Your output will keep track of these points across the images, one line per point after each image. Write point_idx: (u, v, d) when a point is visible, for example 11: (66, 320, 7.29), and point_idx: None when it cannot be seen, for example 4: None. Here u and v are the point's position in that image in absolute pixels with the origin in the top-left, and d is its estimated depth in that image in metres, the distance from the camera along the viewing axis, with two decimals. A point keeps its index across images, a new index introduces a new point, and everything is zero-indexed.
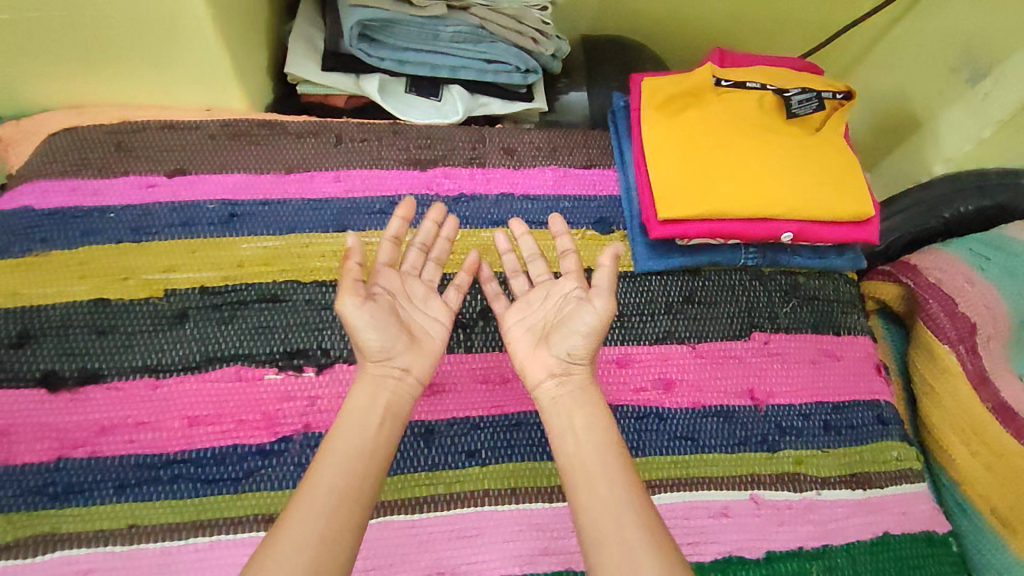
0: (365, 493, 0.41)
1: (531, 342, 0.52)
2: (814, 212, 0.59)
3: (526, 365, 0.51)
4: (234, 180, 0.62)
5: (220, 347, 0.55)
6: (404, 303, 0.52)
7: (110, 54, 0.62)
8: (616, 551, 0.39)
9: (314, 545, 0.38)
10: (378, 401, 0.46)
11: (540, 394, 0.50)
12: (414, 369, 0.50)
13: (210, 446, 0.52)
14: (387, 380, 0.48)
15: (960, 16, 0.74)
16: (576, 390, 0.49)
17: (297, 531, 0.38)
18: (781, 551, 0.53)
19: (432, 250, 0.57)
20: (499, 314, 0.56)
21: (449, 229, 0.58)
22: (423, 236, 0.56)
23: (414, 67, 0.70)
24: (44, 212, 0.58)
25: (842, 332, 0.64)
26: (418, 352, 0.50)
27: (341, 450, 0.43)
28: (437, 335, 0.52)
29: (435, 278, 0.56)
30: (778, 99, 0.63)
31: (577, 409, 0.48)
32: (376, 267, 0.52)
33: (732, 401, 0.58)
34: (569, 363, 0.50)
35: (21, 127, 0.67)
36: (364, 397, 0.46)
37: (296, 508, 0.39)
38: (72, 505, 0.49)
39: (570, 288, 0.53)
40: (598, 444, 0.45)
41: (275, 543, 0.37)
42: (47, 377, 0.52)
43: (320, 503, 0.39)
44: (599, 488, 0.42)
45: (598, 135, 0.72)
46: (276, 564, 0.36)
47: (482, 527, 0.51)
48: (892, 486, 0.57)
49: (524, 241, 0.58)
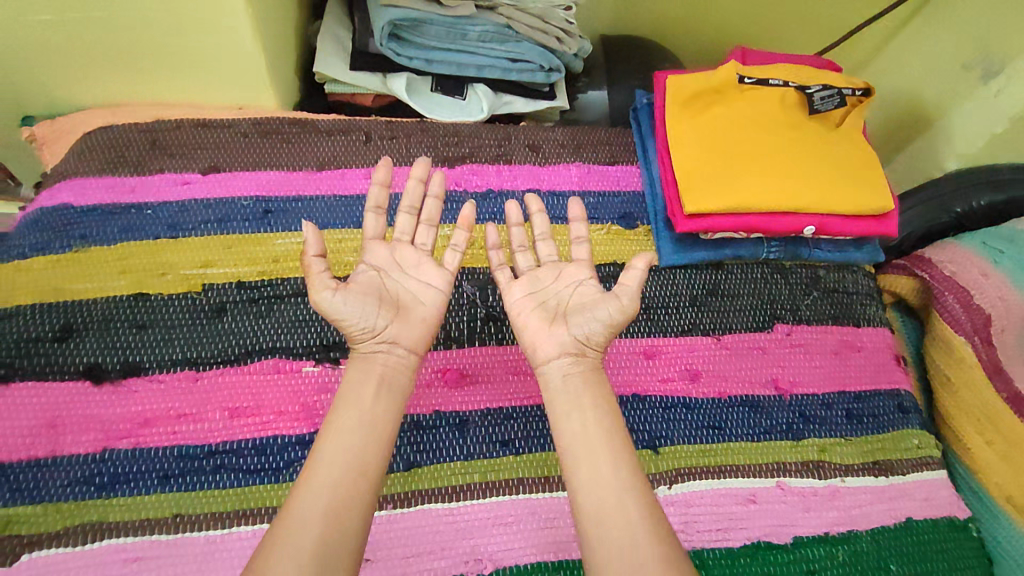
0: (368, 473, 0.42)
1: (542, 319, 0.50)
2: (834, 206, 0.61)
3: (534, 341, 0.50)
4: (267, 177, 0.64)
5: (258, 340, 0.56)
6: (394, 274, 0.51)
7: (147, 54, 0.64)
8: (617, 527, 0.39)
9: (319, 523, 0.38)
10: (372, 377, 0.46)
11: (548, 369, 0.49)
12: (402, 339, 0.49)
13: (252, 436, 0.53)
14: (376, 355, 0.47)
15: (971, 15, 0.76)
16: (589, 371, 0.48)
17: (302, 510, 0.39)
18: (808, 536, 0.54)
19: (421, 212, 0.55)
20: (502, 286, 0.53)
21: (437, 187, 0.55)
22: (410, 198, 0.54)
23: (441, 66, 0.71)
24: (84, 209, 0.60)
25: (862, 324, 0.65)
26: (404, 321, 0.49)
27: (341, 429, 0.43)
28: (429, 301, 0.51)
29: (429, 242, 0.54)
30: (800, 96, 0.65)
31: (584, 386, 0.47)
32: (365, 242, 0.52)
33: (757, 391, 0.60)
34: (583, 345, 0.49)
35: (57, 126, 0.68)
36: (359, 374, 0.46)
37: (301, 489, 0.40)
38: (119, 496, 0.50)
39: (582, 277, 0.53)
40: (600, 419, 0.45)
41: (283, 522, 0.38)
42: (91, 370, 0.53)
43: (322, 482, 0.40)
44: (600, 463, 0.43)
45: (620, 132, 0.74)
46: (283, 543, 0.37)
47: (516, 515, 0.52)
48: (914, 473, 0.59)
49: (537, 220, 0.56)
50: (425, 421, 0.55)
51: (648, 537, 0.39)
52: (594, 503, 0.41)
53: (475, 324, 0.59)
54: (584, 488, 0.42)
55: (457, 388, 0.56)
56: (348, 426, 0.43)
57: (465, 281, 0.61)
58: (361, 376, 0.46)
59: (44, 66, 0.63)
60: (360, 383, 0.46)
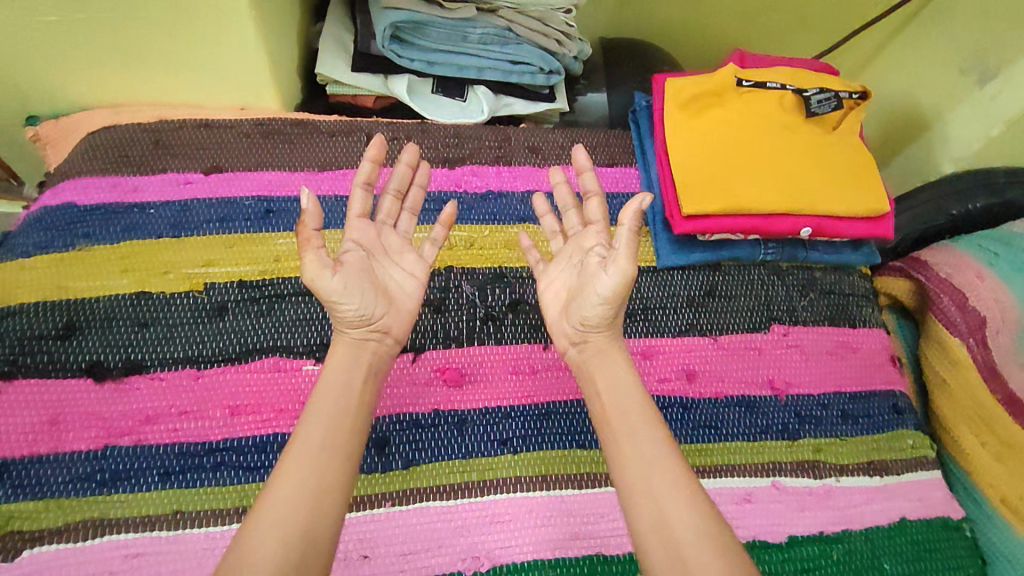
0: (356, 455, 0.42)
1: (559, 306, 0.53)
2: (831, 207, 0.61)
3: (553, 328, 0.54)
4: (269, 177, 0.65)
5: (259, 338, 0.57)
6: (381, 259, 0.51)
7: (151, 55, 0.64)
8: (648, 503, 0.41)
9: (310, 502, 0.38)
10: (358, 361, 0.47)
11: (569, 358, 0.52)
12: (392, 328, 0.50)
13: (252, 434, 0.53)
14: (366, 344, 0.48)
15: (968, 19, 0.77)
16: (598, 355, 0.50)
17: (290, 489, 0.39)
18: (803, 536, 0.54)
19: (407, 196, 0.56)
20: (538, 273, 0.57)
21: (421, 174, 0.57)
22: (396, 182, 0.55)
23: (442, 68, 0.72)
24: (87, 208, 0.61)
25: (857, 325, 0.66)
26: (395, 311, 0.50)
27: (329, 408, 0.43)
28: (414, 292, 0.52)
29: (411, 229, 0.55)
30: (797, 99, 0.65)
31: (604, 369, 0.49)
32: (348, 219, 0.51)
33: (753, 391, 0.60)
34: (584, 329, 0.50)
35: (61, 126, 0.69)
36: (345, 358, 0.47)
37: (285, 466, 0.40)
38: (120, 492, 0.50)
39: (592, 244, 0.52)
40: (625, 397, 0.46)
41: (268, 501, 0.38)
42: (93, 368, 0.54)
43: (311, 461, 0.40)
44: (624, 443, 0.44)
45: (619, 134, 0.74)
46: (267, 524, 0.37)
47: (514, 513, 0.52)
48: (907, 473, 0.59)
49: (560, 190, 0.56)
50: (424, 420, 0.55)
51: (676, 512, 0.40)
52: (628, 486, 0.42)
53: (474, 324, 0.59)
54: (619, 470, 0.43)
55: (456, 387, 0.57)
56: (327, 408, 0.43)
57: (464, 281, 0.61)
58: (346, 363, 0.47)
59: (49, 66, 0.64)
60: (346, 367, 0.46)
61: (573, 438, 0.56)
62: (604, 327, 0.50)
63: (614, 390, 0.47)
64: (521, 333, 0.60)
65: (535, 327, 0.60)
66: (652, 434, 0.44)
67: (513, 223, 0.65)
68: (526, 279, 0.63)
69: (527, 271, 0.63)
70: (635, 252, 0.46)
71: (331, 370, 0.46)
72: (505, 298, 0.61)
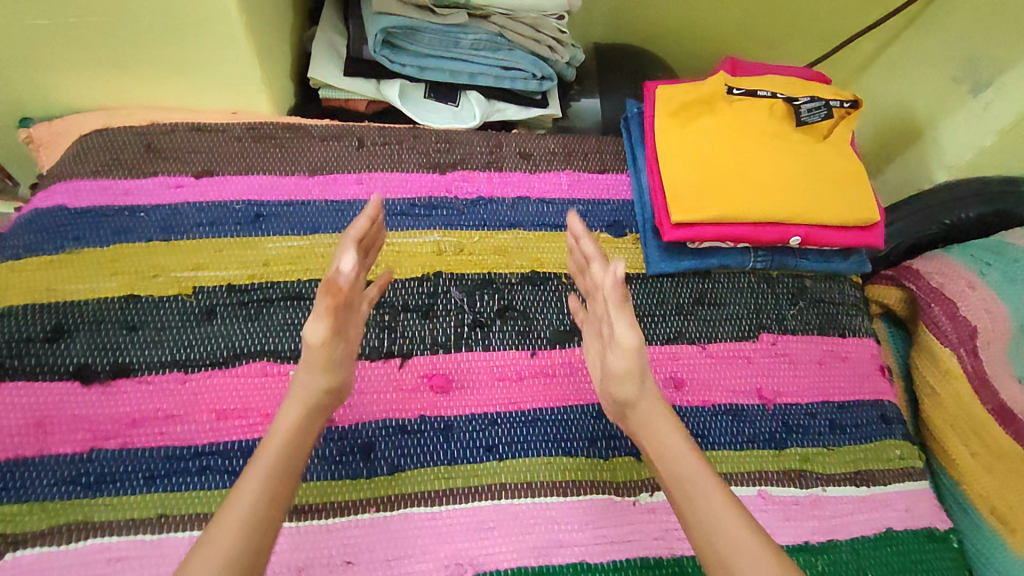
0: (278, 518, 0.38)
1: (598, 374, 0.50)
2: (820, 216, 0.61)
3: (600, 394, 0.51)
4: (260, 181, 0.65)
5: (247, 343, 0.57)
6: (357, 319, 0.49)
7: (145, 58, 0.65)
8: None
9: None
10: (313, 419, 0.43)
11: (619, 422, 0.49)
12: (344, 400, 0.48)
13: (238, 438, 0.53)
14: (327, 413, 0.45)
15: (961, 28, 0.77)
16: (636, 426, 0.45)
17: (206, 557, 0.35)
18: (788, 545, 0.54)
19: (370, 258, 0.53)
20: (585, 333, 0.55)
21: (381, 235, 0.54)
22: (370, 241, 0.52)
23: (434, 73, 0.72)
24: (78, 211, 0.61)
25: (847, 334, 0.66)
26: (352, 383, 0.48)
27: (273, 461, 0.40)
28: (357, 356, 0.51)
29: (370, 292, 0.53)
30: (788, 108, 0.66)
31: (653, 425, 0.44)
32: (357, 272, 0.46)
33: (740, 399, 0.60)
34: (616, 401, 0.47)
35: (54, 128, 0.69)
36: (295, 412, 0.42)
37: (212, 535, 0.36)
38: (104, 495, 0.50)
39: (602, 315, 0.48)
40: (683, 455, 0.42)
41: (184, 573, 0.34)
42: (81, 371, 0.54)
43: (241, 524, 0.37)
44: (690, 508, 0.41)
45: (611, 140, 0.74)
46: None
47: (499, 520, 0.52)
48: (895, 483, 0.59)
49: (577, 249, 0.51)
50: (411, 426, 0.55)
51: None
52: (704, 556, 0.39)
53: (462, 330, 0.59)
54: (693, 538, 0.40)
55: (443, 394, 0.57)
56: (275, 463, 0.40)
57: (453, 287, 0.62)
58: (303, 419, 0.42)
59: (42, 69, 0.65)
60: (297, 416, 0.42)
61: (560, 445, 0.56)
62: (641, 390, 0.45)
63: (666, 450, 0.43)
64: (509, 339, 0.60)
65: (523, 333, 0.60)
66: (712, 497, 0.40)
67: (502, 228, 0.65)
68: (515, 285, 0.63)
69: (516, 277, 0.63)
70: (632, 323, 0.44)
71: (270, 447, 0.40)
72: (493, 304, 0.61)
